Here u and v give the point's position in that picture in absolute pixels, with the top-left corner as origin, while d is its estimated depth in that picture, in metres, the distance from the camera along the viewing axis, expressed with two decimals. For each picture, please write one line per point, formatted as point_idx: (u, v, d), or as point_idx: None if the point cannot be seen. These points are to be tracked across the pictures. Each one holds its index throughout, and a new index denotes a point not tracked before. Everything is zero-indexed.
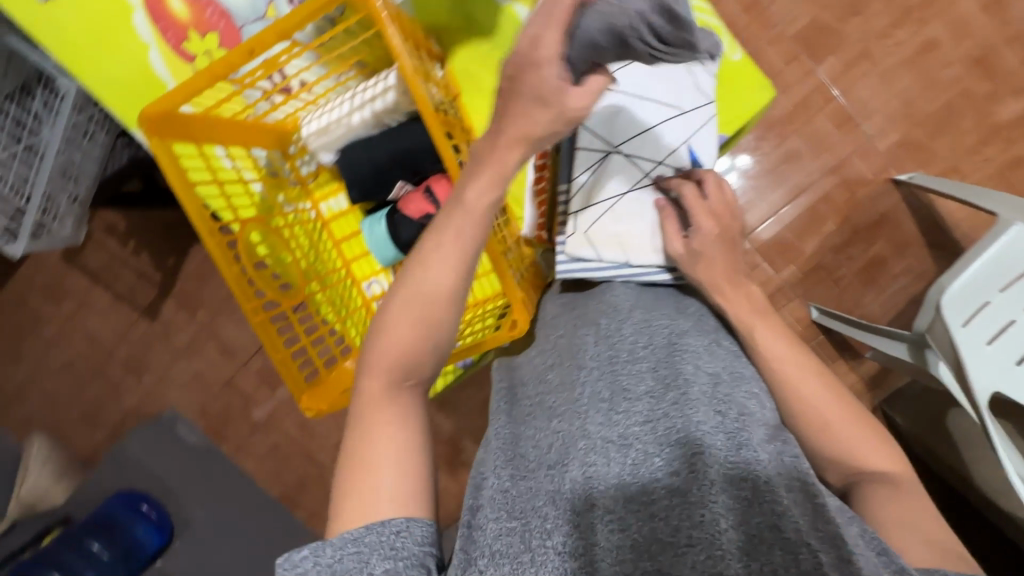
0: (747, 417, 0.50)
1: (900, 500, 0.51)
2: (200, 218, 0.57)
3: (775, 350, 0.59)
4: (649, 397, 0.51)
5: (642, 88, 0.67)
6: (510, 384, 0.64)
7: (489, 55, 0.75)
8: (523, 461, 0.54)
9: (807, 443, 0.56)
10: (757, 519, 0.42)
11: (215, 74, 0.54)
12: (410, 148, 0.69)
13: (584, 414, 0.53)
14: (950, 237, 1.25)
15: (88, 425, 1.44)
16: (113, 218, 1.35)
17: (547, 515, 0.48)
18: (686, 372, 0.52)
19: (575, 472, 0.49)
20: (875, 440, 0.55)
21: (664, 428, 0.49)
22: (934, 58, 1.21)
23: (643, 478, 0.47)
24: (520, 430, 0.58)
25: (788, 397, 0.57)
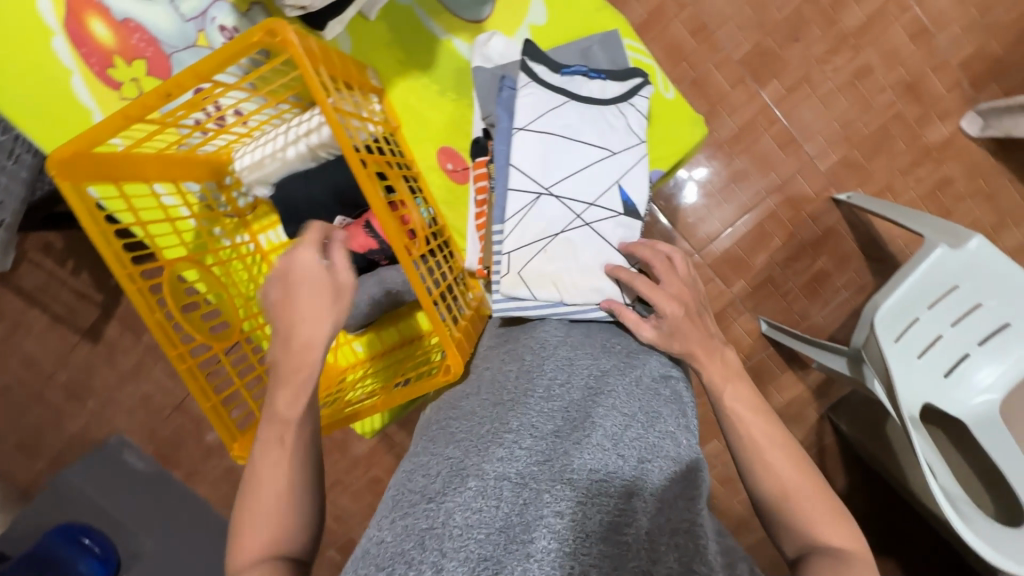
0: (648, 461, 0.49)
1: (846, 574, 0.48)
2: (118, 263, 0.54)
3: (742, 413, 0.58)
4: (554, 436, 0.49)
5: (572, 128, 0.69)
6: (427, 423, 0.60)
7: (430, 89, 0.76)
8: (406, 495, 0.48)
9: (768, 509, 0.55)
10: (630, 566, 0.42)
11: (131, 114, 0.51)
12: (347, 182, 0.68)
13: (485, 444, 0.49)
14: (887, 252, 1.32)
15: (27, 453, 1.36)
16: (48, 238, 1.27)
17: (414, 559, 0.42)
18: (595, 416, 0.51)
19: (458, 508, 0.44)
20: (832, 510, 0.53)
21: (559, 465, 0.47)
22: (869, 83, 1.27)
23: (528, 518, 0.44)
24: (416, 461, 0.52)
25: (751, 461, 0.56)
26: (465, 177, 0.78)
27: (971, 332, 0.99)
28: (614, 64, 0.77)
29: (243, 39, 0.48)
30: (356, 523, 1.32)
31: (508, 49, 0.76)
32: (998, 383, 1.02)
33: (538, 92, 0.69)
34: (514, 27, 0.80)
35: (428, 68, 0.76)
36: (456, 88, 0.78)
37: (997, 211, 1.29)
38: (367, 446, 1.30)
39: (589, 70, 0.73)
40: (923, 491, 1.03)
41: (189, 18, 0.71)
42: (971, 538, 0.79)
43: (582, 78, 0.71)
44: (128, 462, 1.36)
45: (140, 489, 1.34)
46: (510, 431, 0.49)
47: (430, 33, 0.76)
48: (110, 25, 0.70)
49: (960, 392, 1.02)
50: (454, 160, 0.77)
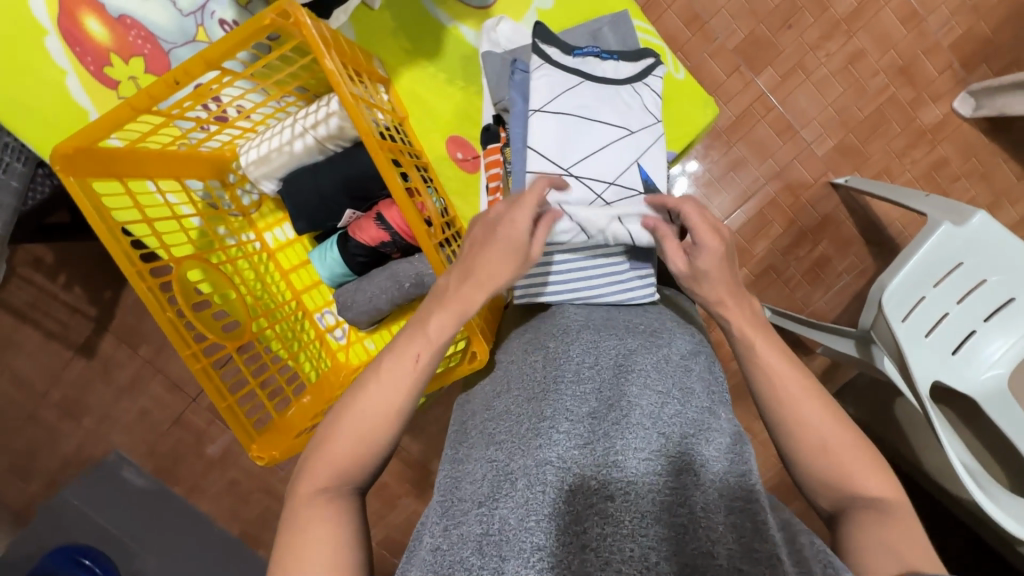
0: (692, 436, 0.48)
1: (888, 524, 0.48)
2: (126, 261, 0.53)
3: (777, 365, 0.57)
4: (590, 419, 0.48)
5: (590, 108, 0.68)
6: (461, 425, 0.57)
7: (436, 78, 0.76)
8: (455, 502, 0.47)
9: (800, 462, 0.54)
10: (691, 547, 0.39)
11: (137, 105, 0.50)
12: (356, 174, 0.66)
13: (524, 438, 0.48)
14: (887, 235, 1.32)
15: (19, 476, 1.32)
16: (37, 251, 1.24)
17: (474, 565, 0.40)
18: (631, 396, 0.49)
19: (506, 509, 0.43)
20: (870, 461, 0.53)
21: (602, 450, 0.46)
22: (862, 67, 1.28)
23: (577, 508, 0.42)
24: (459, 468, 0.50)
25: (783, 414, 0.55)
26: (475, 166, 0.77)
27: (977, 308, 0.99)
28: (623, 45, 0.76)
29: (254, 22, 0.46)
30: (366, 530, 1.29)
31: (515, 35, 0.75)
32: (1005, 357, 1.02)
33: (552, 74, 0.68)
34: (522, 11, 0.79)
35: (433, 57, 0.76)
36: (462, 76, 0.77)
37: (992, 190, 1.30)
38: None
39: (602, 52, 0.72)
40: (938, 470, 1.03)
41: (187, 12, 0.71)
42: (994, 511, 0.79)
43: (594, 59, 0.70)
44: (126, 479, 1.32)
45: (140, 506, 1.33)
46: (546, 419, 0.48)
47: (435, 21, 0.75)
48: (105, 22, 0.69)
49: (970, 369, 1.02)
50: (464, 149, 0.76)
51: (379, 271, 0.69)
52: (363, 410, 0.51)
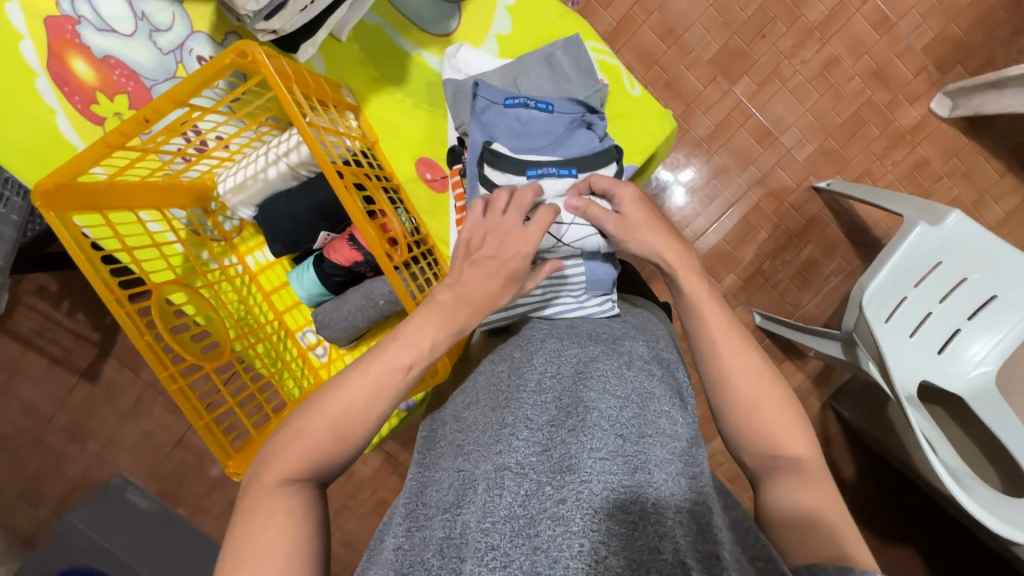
0: (648, 438, 0.48)
1: (810, 489, 0.50)
2: (105, 288, 0.55)
3: (717, 320, 0.58)
4: (550, 426, 0.49)
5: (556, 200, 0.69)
6: (434, 434, 0.59)
7: (404, 103, 0.80)
8: (422, 506, 0.49)
9: (728, 418, 0.56)
10: (639, 543, 0.40)
11: (112, 142, 0.53)
12: (328, 200, 0.69)
13: (486, 446, 0.49)
14: (873, 236, 1.33)
15: (27, 502, 1.35)
16: (40, 280, 1.28)
17: (433, 565, 0.42)
18: (588, 400, 0.50)
19: (468, 513, 0.44)
20: (795, 423, 0.55)
21: (558, 454, 0.46)
22: (837, 73, 1.30)
23: (533, 510, 0.43)
24: (428, 475, 0.52)
25: (718, 371, 0.57)
26: (444, 186, 0.80)
27: (960, 306, 0.99)
28: (577, 65, 0.79)
29: (216, 62, 0.50)
30: (367, 547, 1.30)
31: (477, 61, 0.80)
32: (991, 355, 1.02)
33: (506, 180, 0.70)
34: (482, 37, 0.83)
35: (400, 83, 0.79)
36: (429, 100, 0.81)
37: (975, 187, 1.31)
38: (371, 468, 1.29)
39: (559, 167, 0.68)
40: (929, 470, 1.02)
41: (169, 51, 0.76)
42: (975, 509, 0.79)
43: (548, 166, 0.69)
44: (131, 501, 1.35)
45: (145, 527, 1.35)
46: (507, 426, 0.49)
47: (399, 49, 0.79)
48: (91, 63, 0.73)
49: (955, 367, 1.03)
50: (433, 170, 0.79)
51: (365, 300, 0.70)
52: (335, 412, 0.51)
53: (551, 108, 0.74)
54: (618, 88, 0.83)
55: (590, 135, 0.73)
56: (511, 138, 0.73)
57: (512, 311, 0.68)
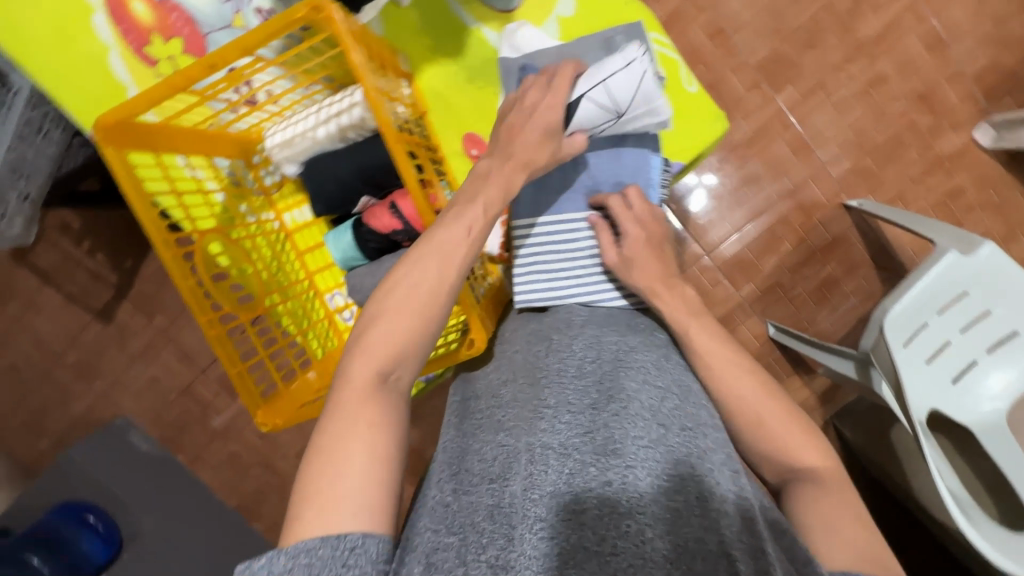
0: (689, 430, 0.49)
1: (831, 498, 0.51)
2: (155, 228, 0.56)
3: (708, 347, 0.59)
4: (592, 409, 0.50)
5: (596, 181, 0.73)
6: (468, 399, 0.60)
7: (457, 77, 0.79)
8: (464, 471, 0.50)
9: (742, 439, 0.57)
10: (685, 530, 0.41)
11: (176, 84, 0.53)
12: (373, 164, 0.69)
13: (530, 423, 0.50)
14: (896, 260, 1.32)
15: (32, 433, 1.38)
16: (67, 217, 1.29)
17: (485, 529, 0.44)
18: (630, 386, 0.51)
19: (514, 485, 0.46)
20: (803, 433, 0.55)
21: (602, 437, 0.47)
22: (882, 92, 1.29)
23: (578, 487, 0.44)
24: (466, 442, 0.53)
25: (721, 392, 0.57)
26: None
27: (982, 338, 0.99)
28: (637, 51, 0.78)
29: (288, 14, 0.50)
30: None
31: (536, 40, 0.80)
32: (1006, 391, 1.02)
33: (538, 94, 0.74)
34: (543, 17, 0.82)
35: (456, 55, 0.79)
36: (482, 75, 0.80)
37: (1007, 222, 1.30)
38: None
39: None
40: (927, 495, 1.02)
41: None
42: (974, 538, 0.79)
43: None
44: (133, 443, 1.36)
45: (143, 470, 1.35)
46: (549, 407, 0.50)
47: (461, 22, 0.79)
48: (150, 4, 0.73)
49: (969, 398, 1.03)
50: (479, 146, 0.80)
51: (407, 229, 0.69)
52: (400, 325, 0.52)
53: None
54: (674, 85, 0.82)
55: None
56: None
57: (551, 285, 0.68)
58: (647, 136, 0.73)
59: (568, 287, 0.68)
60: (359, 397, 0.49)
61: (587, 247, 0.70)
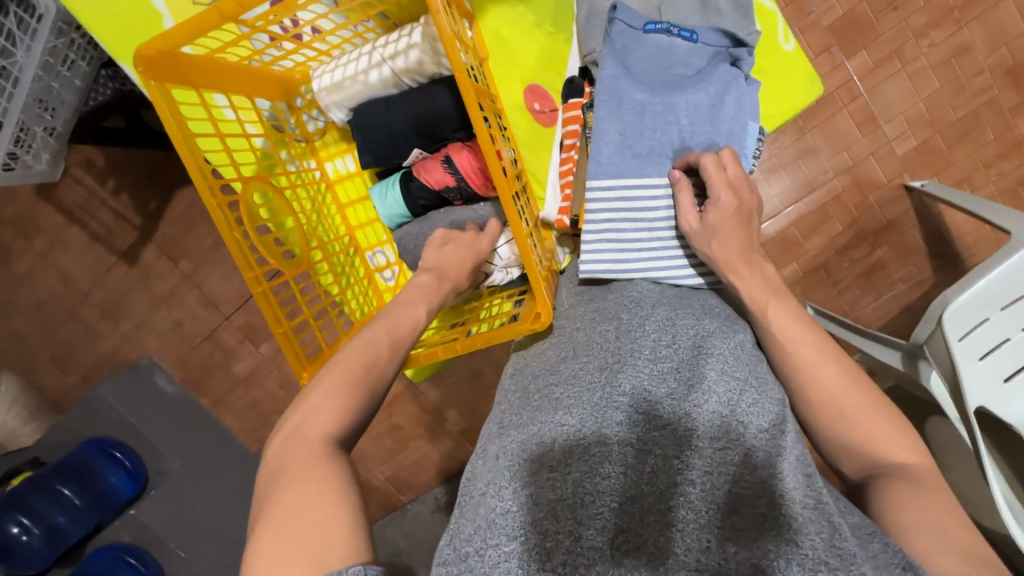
0: (771, 427, 0.46)
1: (923, 497, 0.47)
2: (199, 174, 0.51)
3: (785, 326, 0.55)
4: (670, 398, 0.46)
5: (687, 146, 0.66)
6: (517, 385, 0.56)
7: (523, 19, 0.73)
8: (518, 459, 0.46)
9: (822, 434, 0.53)
10: (778, 536, 0.38)
11: (225, 11, 0.47)
12: (430, 113, 0.63)
13: (601, 410, 0.46)
14: (952, 248, 1.25)
15: (59, 368, 1.40)
16: (92, 153, 1.25)
17: (548, 529, 0.39)
18: (709, 376, 0.47)
19: (584, 479, 0.42)
20: (892, 425, 0.51)
21: (683, 430, 0.44)
22: (965, 64, 1.18)
23: (659, 486, 0.41)
24: (521, 426, 0.49)
25: (799, 381, 0.54)
26: (551, 120, 0.75)
27: None
28: (736, 1, 0.70)
29: None
30: (377, 466, 1.34)
31: None
32: None
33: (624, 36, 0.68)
34: None
35: None
36: (552, 20, 0.73)
37: None
38: (393, 393, 1.31)
39: (681, 29, 0.68)
40: (963, 494, 0.99)
41: None
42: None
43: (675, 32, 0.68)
44: (157, 384, 1.37)
45: (166, 411, 1.36)
46: (623, 393, 0.46)
47: None
48: None
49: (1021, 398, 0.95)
50: (542, 101, 0.74)
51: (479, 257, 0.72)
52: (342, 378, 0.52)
53: (695, 37, 0.67)
54: (770, 40, 0.75)
55: (735, 72, 0.67)
56: (647, 67, 0.68)
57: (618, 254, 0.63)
58: (745, 98, 0.66)
59: (638, 258, 0.63)
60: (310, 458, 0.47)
61: (664, 209, 0.64)
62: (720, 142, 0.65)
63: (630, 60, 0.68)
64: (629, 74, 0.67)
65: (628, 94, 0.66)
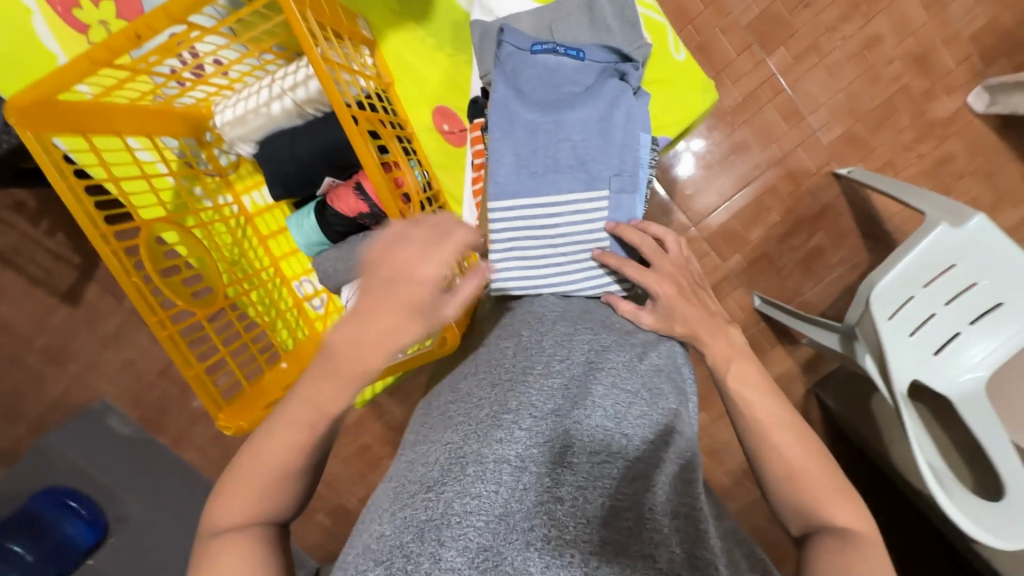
0: (645, 444, 0.50)
1: (857, 554, 0.47)
2: (89, 222, 0.51)
3: (743, 390, 0.59)
4: (554, 415, 0.49)
5: (582, 161, 0.67)
6: (426, 406, 0.59)
7: (423, 42, 0.76)
8: (406, 484, 0.47)
9: (773, 489, 0.55)
10: (634, 550, 0.42)
11: (96, 57, 0.47)
12: (331, 142, 0.64)
13: (485, 428, 0.48)
14: (883, 229, 1.30)
15: (5, 420, 1.31)
16: (20, 195, 1.20)
17: (412, 552, 0.41)
18: (592, 394, 0.51)
19: (454, 498, 0.43)
20: (843, 494, 0.52)
21: (560, 446, 0.47)
22: (877, 54, 1.23)
23: (530, 503, 0.44)
24: (417, 450, 0.52)
25: (755, 442, 0.56)
26: (461, 139, 0.78)
27: (966, 311, 0.96)
28: (621, 17, 0.73)
29: None
30: (345, 490, 1.32)
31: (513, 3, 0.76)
32: (987, 360, 1.00)
33: (511, 58, 0.70)
34: None
35: (422, 21, 0.76)
36: (450, 41, 0.77)
37: (994, 189, 1.28)
38: (356, 414, 1.29)
39: (565, 48, 0.70)
40: (906, 466, 1.03)
41: None
42: (952, 510, 0.81)
43: (558, 56, 0.70)
44: (111, 426, 1.32)
45: (122, 453, 1.32)
46: (509, 412, 0.49)
47: None
48: None
49: (952, 369, 1.00)
50: (451, 121, 0.78)
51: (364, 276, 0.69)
52: (313, 398, 0.49)
53: (582, 56, 0.70)
54: (662, 50, 0.77)
55: (623, 86, 0.69)
56: (537, 87, 0.69)
57: (527, 271, 0.67)
58: (635, 111, 0.68)
59: (543, 276, 0.67)
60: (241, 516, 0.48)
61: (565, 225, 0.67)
62: (614, 154, 0.67)
63: (520, 82, 0.69)
64: (520, 95, 0.68)
65: (520, 115, 0.67)
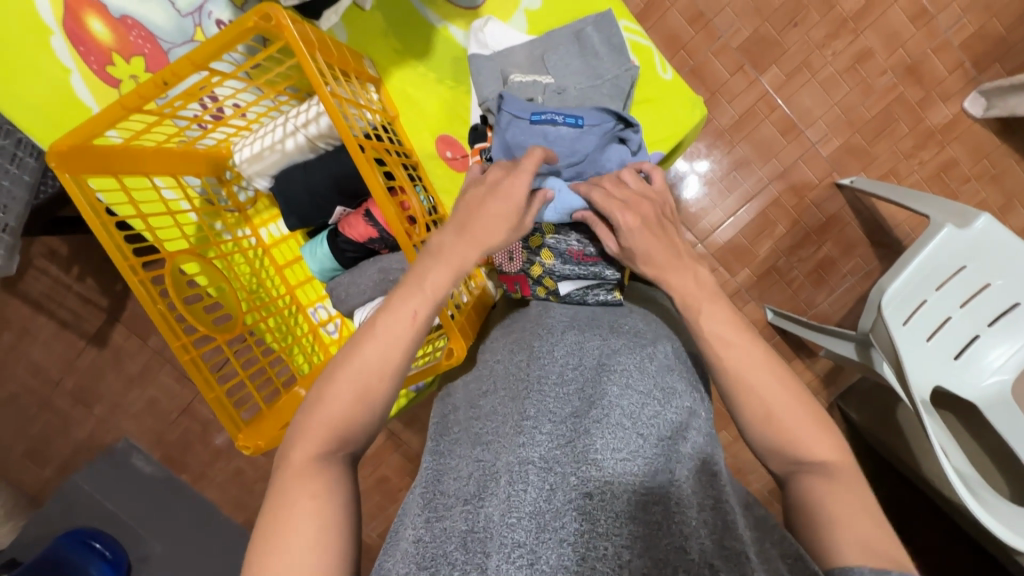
0: (666, 440, 0.50)
1: (837, 490, 0.49)
2: (120, 255, 0.56)
3: (717, 332, 0.56)
4: (572, 419, 0.51)
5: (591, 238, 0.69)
6: (443, 419, 0.61)
7: (425, 78, 0.83)
8: (438, 497, 0.49)
9: (751, 430, 0.54)
10: (665, 543, 0.42)
11: (127, 104, 0.52)
12: (340, 172, 0.69)
13: (511, 435, 0.50)
14: (893, 237, 1.30)
15: (35, 463, 1.35)
16: (53, 243, 1.25)
17: (455, 559, 0.43)
18: (607, 392, 0.52)
19: (489, 506, 0.45)
20: (816, 422, 0.53)
21: (581, 446, 0.48)
22: (869, 66, 1.26)
23: (559, 504, 0.44)
24: (442, 463, 0.54)
25: (733, 382, 0.55)
26: (463, 164, 0.84)
27: (984, 312, 0.95)
28: (606, 42, 0.79)
29: (239, 25, 0.49)
30: (367, 522, 1.31)
31: (503, 35, 0.81)
32: (1010, 363, 0.97)
33: (515, 137, 0.72)
34: (509, 11, 0.84)
35: (423, 57, 0.82)
36: (450, 76, 0.83)
37: (1002, 191, 1.27)
38: (375, 446, 1.29)
39: (566, 116, 0.71)
40: (936, 477, 1.00)
41: (186, 13, 0.77)
42: (984, 516, 0.78)
43: (558, 122, 0.72)
44: (136, 466, 1.34)
45: (148, 491, 1.34)
46: (529, 419, 0.51)
47: (423, 22, 0.81)
48: (107, 22, 0.76)
49: (973, 374, 0.98)
50: (453, 148, 0.83)
51: (380, 297, 0.71)
52: (363, 387, 0.52)
53: (581, 123, 0.71)
54: (649, 72, 0.81)
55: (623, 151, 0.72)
56: None
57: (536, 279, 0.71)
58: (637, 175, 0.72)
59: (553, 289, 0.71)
60: (307, 470, 0.48)
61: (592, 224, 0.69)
62: None
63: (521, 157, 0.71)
64: None
65: None
